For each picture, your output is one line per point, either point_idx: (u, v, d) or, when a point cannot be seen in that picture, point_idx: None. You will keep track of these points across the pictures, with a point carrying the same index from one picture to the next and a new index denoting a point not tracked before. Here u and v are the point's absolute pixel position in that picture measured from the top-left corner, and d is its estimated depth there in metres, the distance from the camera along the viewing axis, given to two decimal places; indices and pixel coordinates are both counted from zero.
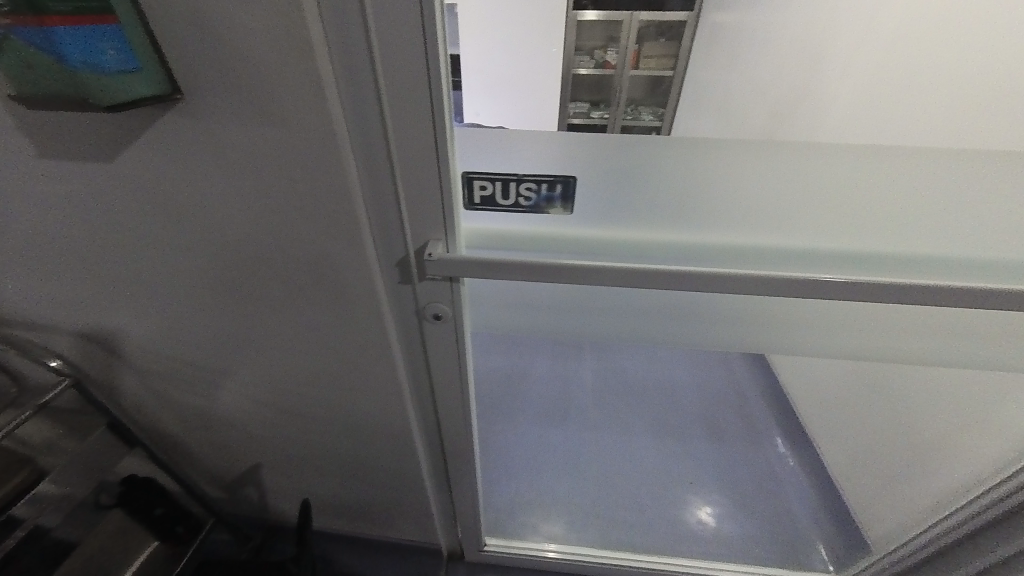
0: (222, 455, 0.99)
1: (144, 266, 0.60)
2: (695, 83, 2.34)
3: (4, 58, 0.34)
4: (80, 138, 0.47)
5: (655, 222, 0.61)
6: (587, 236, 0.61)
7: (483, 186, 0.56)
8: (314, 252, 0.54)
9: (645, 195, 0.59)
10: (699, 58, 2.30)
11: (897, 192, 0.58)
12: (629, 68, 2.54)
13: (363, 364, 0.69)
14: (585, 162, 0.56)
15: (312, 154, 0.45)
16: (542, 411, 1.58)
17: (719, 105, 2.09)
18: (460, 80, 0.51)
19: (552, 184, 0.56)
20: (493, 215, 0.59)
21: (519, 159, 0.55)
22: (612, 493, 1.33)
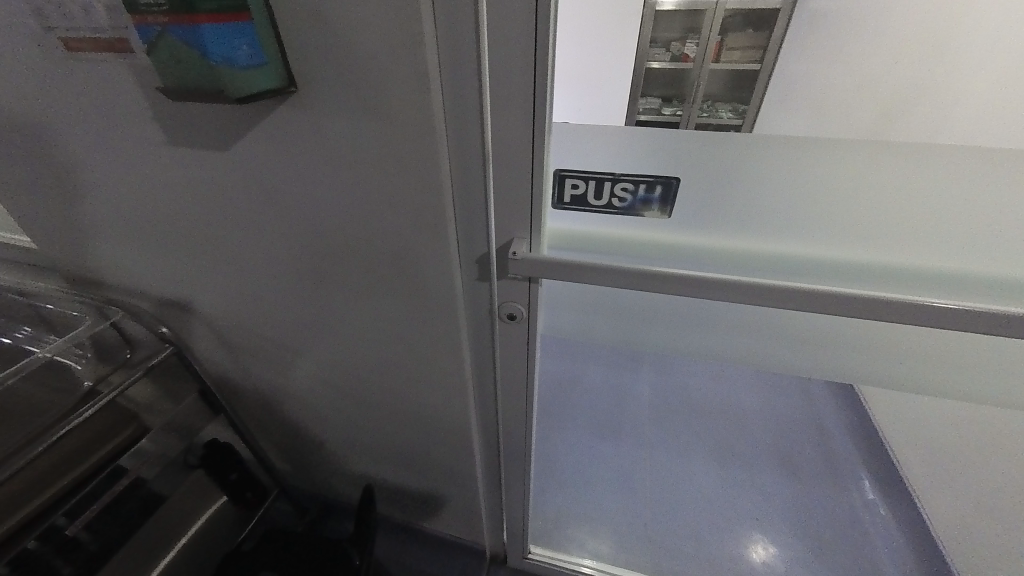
0: (293, 431, 1.05)
1: (243, 248, 0.65)
2: (787, 79, 2.16)
3: (157, 55, 0.37)
4: (205, 127, 0.51)
5: (740, 230, 0.56)
6: (674, 243, 0.58)
7: (574, 185, 0.55)
8: (396, 245, 0.55)
9: (734, 201, 0.55)
10: (794, 53, 2.13)
11: (926, 200, 0.51)
12: (709, 60, 2.39)
13: (432, 358, 0.69)
14: (688, 164, 0.52)
15: (408, 149, 0.45)
16: (595, 422, 1.53)
17: (816, 107, 1.92)
18: (564, 75, 0.49)
19: (651, 185, 0.53)
20: (582, 216, 0.57)
21: (617, 158, 0.53)
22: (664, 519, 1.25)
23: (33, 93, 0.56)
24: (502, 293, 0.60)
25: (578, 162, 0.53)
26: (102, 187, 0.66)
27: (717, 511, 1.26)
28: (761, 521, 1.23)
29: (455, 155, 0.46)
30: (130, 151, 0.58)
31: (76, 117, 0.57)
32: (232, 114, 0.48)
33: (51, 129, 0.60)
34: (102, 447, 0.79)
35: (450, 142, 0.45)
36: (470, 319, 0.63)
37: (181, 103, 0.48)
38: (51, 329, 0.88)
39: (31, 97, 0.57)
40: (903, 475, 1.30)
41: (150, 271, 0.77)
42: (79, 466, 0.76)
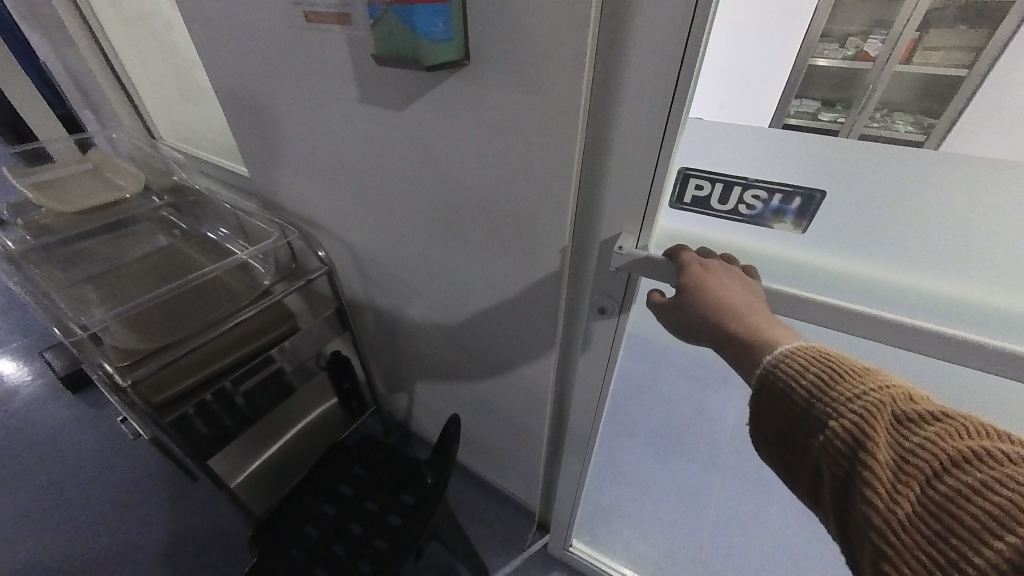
0: (396, 362, 1.22)
1: (393, 194, 0.77)
2: (1006, 93, 1.76)
3: (379, 27, 0.47)
4: (389, 92, 0.62)
5: (872, 256, 0.52)
6: (800, 261, 0.55)
7: (699, 186, 0.55)
8: (520, 208, 0.61)
9: (836, 210, 0.51)
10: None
11: (919, 213, 0.48)
12: (897, 62, 2.06)
13: (528, 319, 0.76)
14: (844, 175, 0.49)
15: (552, 123, 0.50)
16: (668, 430, 1.48)
17: None
18: (712, 70, 0.50)
19: (788, 196, 0.51)
20: (703, 218, 0.57)
21: (754, 162, 0.51)
22: (720, 547, 1.21)
23: (272, 54, 0.73)
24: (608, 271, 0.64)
25: (708, 163, 0.54)
26: (301, 131, 0.82)
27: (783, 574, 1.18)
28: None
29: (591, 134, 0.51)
30: (328, 105, 0.73)
31: (296, 72, 0.72)
32: (413, 79, 0.58)
33: (278, 84, 0.77)
34: (265, 337, 1.00)
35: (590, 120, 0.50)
36: (568, 290, 0.68)
37: (377, 67, 0.60)
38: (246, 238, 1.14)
39: (271, 57, 0.74)
40: None
41: (320, 204, 0.95)
42: (248, 347, 0.98)
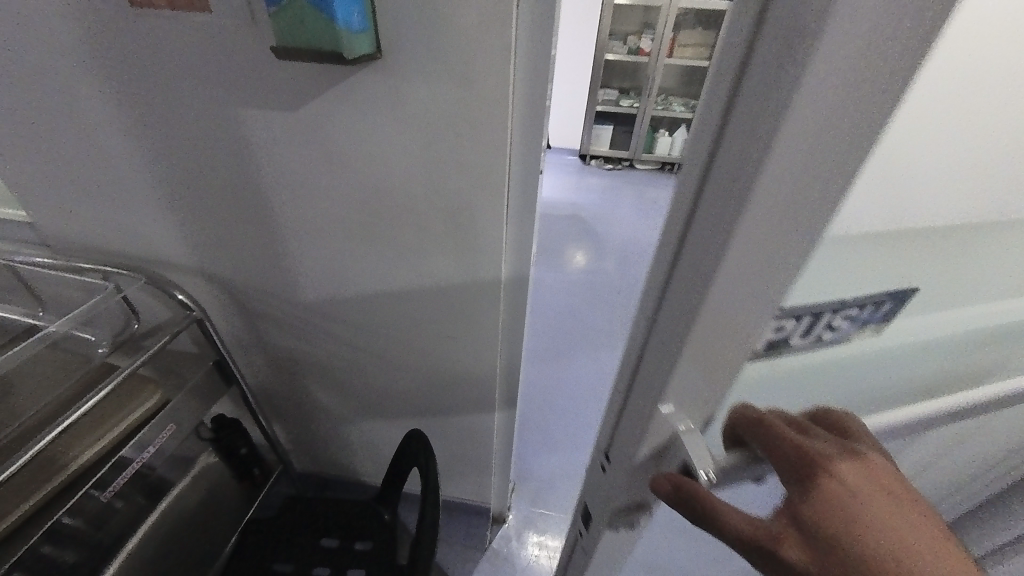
0: (304, 407, 1.07)
1: (292, 209, 0.69)
2: None
3: (286, 18, 0.44)
4: (287, 82, 0.56)
5: (951, 334, 0.40)
6: (874, 361, 0.40)
7: (781, 325, 0.32)
8: (455, 193, 0.62)
9: (927, 300, 0.36)
10: None
11: (1003, 276, 0.36)
12: (664, 54, 3.36)
13: (469, 314, 0.77)
14: (950, 267, 0.34)
15: (487, 105, 0.54)
16: (580, 396, 1.76)
17: None
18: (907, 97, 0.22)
19: (885, 303, 0.35)
20: (775, 362, 0.36)
21: (849, 280, 0.32)
22: None
23: (85, 47, 0.57)
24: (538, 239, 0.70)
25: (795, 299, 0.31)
26: (139, 147, 0.66)
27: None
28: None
29: (522, 114, 0.55)
30: (188, 104, 0.60)
31: (133, 74, 0.59)
32: (317, 76, 0.55)
33: (98, 79, 0.60)
34: (55, 477, 0.69)
35: (522, 102, 0.54)
36: (509, 271, 0.70)
37: (271, 64, 0.55)
38: (44, 285, 0.83)
39: (86, 54, 0.58)
40: None
41: (176, 235, 0.76)
42: (34, 497, 0.67)
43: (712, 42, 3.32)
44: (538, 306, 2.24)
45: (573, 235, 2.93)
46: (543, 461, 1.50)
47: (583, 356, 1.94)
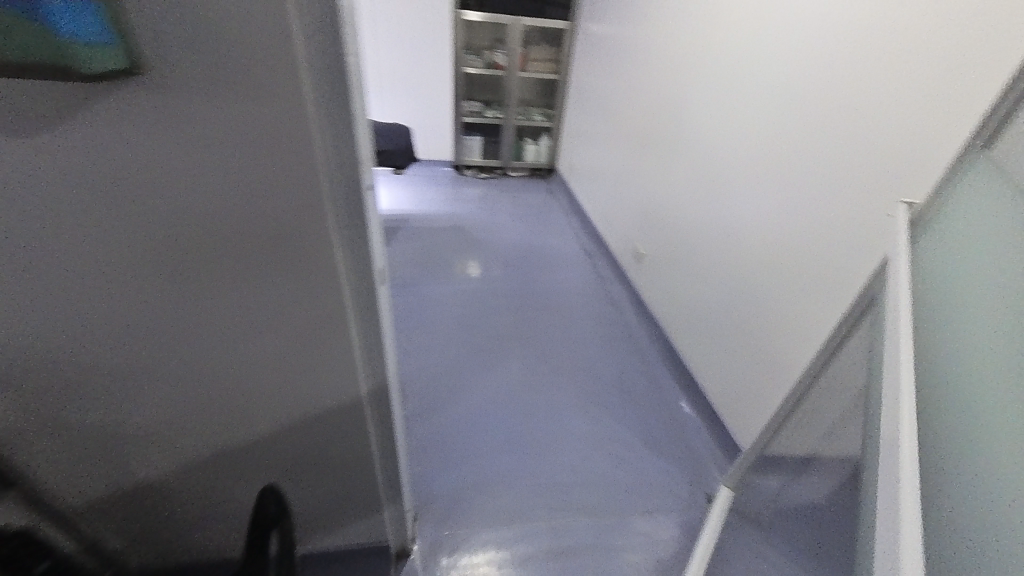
0: (130, 497, 0.87)
1: (56, 257, 0.56)
2: (596, 95, 2.96)
3: None
4: (2, 97, 0.45)
5: None
6: None
7: None
8: (269, 213, 0.57)
9: None
10: (597, 71, 2.95)
11: None
12: (517, 69, 3.55)
13: (317, 345, 0.71)
14: None
15: (283, 113, 0.50)
16: (477, 402, 1.77)
17: (617, 118, 2.60)
18: None
19: None
20: None
21: None
22: (532, 469, 1.52)
23: None
24: (379, 250, 0.68)
25: None
26: None
27: (593, 475, 1.52)
28: (622, 462, 1.57)
29: (326, 121, 0.53)
30: None
31: None
32: (63, 97, 0.46)
33: None
34: None
35: (321, 109, 0.52)
36: (353, 289, 0.67)
37: None
38: None
39: None
40: (694, 381, 1.80)
41: None
42: None
43: (558, 57, 3.61)
44: (426, 324, 2.19)
45: (456, 247, 2.93)
46: (446, 480, 1.46)
47: (476, 366, 1.95)
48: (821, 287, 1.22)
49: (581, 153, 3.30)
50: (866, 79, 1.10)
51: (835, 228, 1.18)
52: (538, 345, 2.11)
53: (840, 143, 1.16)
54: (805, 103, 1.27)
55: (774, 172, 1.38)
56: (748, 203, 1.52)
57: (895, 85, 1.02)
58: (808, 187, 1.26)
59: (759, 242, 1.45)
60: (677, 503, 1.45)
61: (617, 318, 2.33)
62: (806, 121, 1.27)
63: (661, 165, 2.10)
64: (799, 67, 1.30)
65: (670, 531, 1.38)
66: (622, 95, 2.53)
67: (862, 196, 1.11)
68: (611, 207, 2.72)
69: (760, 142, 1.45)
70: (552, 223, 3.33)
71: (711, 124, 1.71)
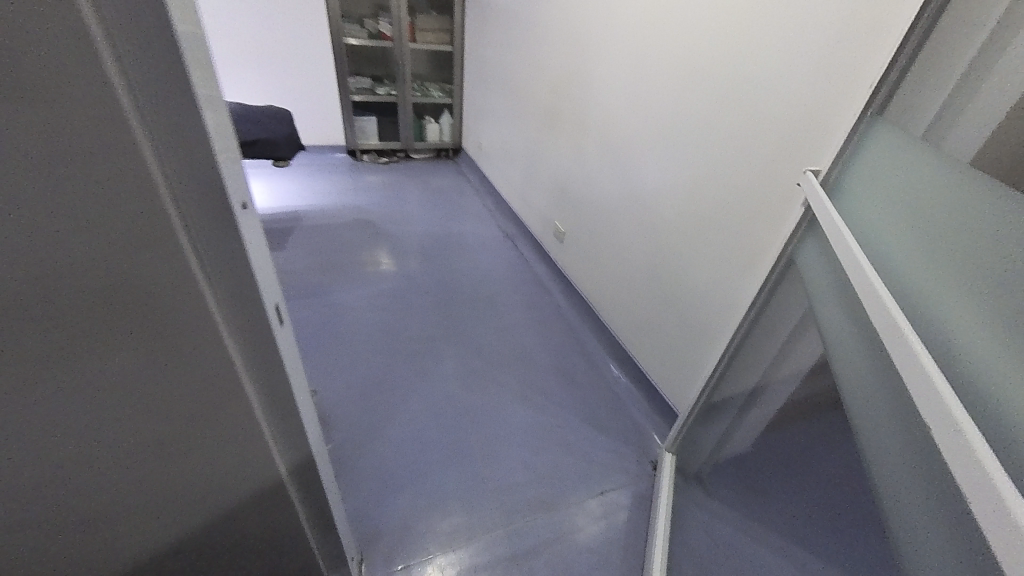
0: None
1: None
2: (496, 69, 2.81)
3: None
4: None
5: None
6: None
7: None
8: (85, 265, 0.38)
9: None
10: (493, 43, 2.80)
11: None
12: (407, 40, 3.24)
13: (204, 424, 0.53)
14: None
15: (76, 110, 0.32)
16: (413, 414, 1.63)
17: (522, 93, 2.51)
18: None
19: None
20: None
21: None
22: (484, 475, 1.45)
23: None
24: (273, 285, 0.52)
25: None
26: None
27: (545, 467, 1.50)
28: (570, 448, 1.57)
29: (157, 118, 0.36)
30: None
31: None
32: None
33: None
34: None
35: (146, 100, 0.35)
36: (244, 347, 0.51)
37: None
38: None
39: None
40: (626, 353, 1.86)
41: None
42: None
43: (449, 27, 3.36)
44: (342, 336, 1.96)
45: (364, 243, 2.66)
46: (393, 508, 1.33)
47: (408, 375, 1.80)
48: (737, 253, 1.27)
49: (488, 130, 3.17)
50: (759, 45, 1.12)
51: (744, 196, 1.22)
52: (470, 341, 2.01)
53: (742, 111, 1.18)
54: (703, 74, 1.30)
55: (683, 145, 1.41)
56: (661, 176, 1.53)
57: (785, 51, 1.05)
58: (717, 156, 1.29)
59: (674, 214, 1.49)
60: (627, 475, 1.50)
61: (545, 299, 2.32)
62: (705, 93, 1.29)
63: (572, 142, 2.07)
64: (693, 38, 1.32)
65: (624, 506, 1.42)
66: (524, 68, 2.43)
67: (765, 163, 1.14)
68: (525, 186, 2.66)
69: (666, 115, 1.46)
70: (466, 207, 3.18)
71: (617, 96, 1.69)
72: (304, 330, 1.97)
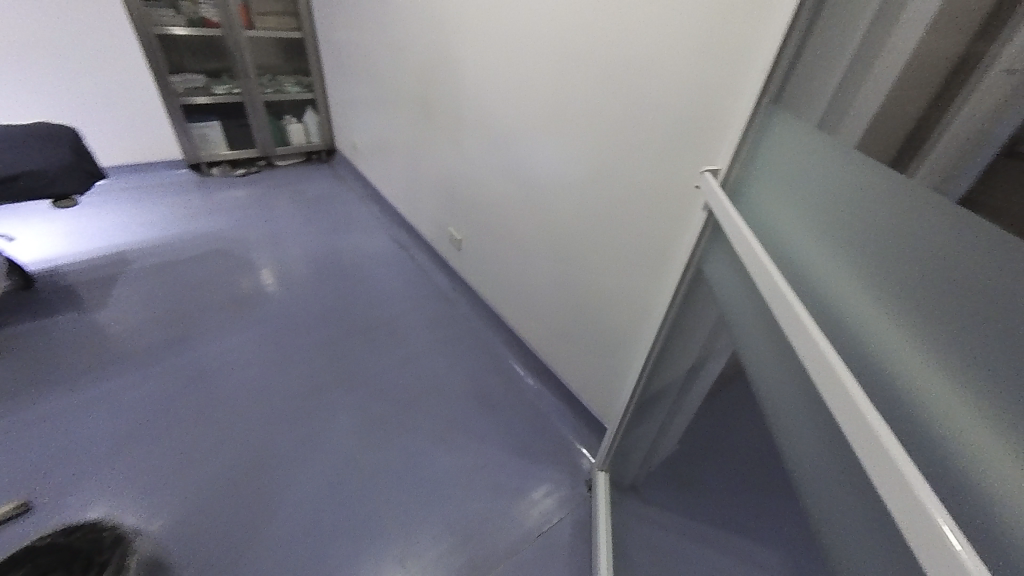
0: None
1: None
2: (356, 58, 2.44)
3: None
4: None
5: None
6: None
7: None
8: None
9: None
10: (347, 28, 2.41)
11: None
12: (240, 27, 2.69)
13: None
14: None
15: None
16: (306, 496, 1.35)
17: (389, 86, 2.19)
18: None
19: None
20: None
21: None
22: (401, 552, 1.24)
23: None
24: None
25: None
26: None
27: (471, 519, 1.32)
28: (497, 488, 1.40)
29: None
30: None
31: None
32: None
33: None
34: None
35: None
36: None
37: None
38: None
39: None
40: (544, 364, 1.72)
41: None
42: None
43: (294, 9, 2.85)
44: (203, 412, 1.56)
45: (222, 279, 2.17)
46: None
47: (293, 445, 1.48)
48: (642, 249, 1.16)
49: (360, 127, 2.78)
50: (634, 19, 0.98)
51: (643, 192, 1.10)
52: (369, 381, 1.72)
53: (628, 97, 1.05)
54: (576, 54, 1.14)
55: (568, 135, 1.26)
56: (553, 173, 1.36)
57: (665, 27, 0.92)
58: (609, 148, 1.15)
59: (571, 212, 1.35)
60: (562, 502, 1.38)
61: (452, 313, 2.09)
62: (582, 75, 1.15)
63: (451, 138, 1.84)
64: (559, 13, 1.15)
65: (562, 542, 1.29)
66: (385, 56, 2.10)
67: (660, 155, 1.03)
68: (412, 188, 2.36)
69: (545, 102, 1.29)
70: (349, 216, 2.79)
71: (490, 85, 1.48)
72: (144, 416, 1.53)
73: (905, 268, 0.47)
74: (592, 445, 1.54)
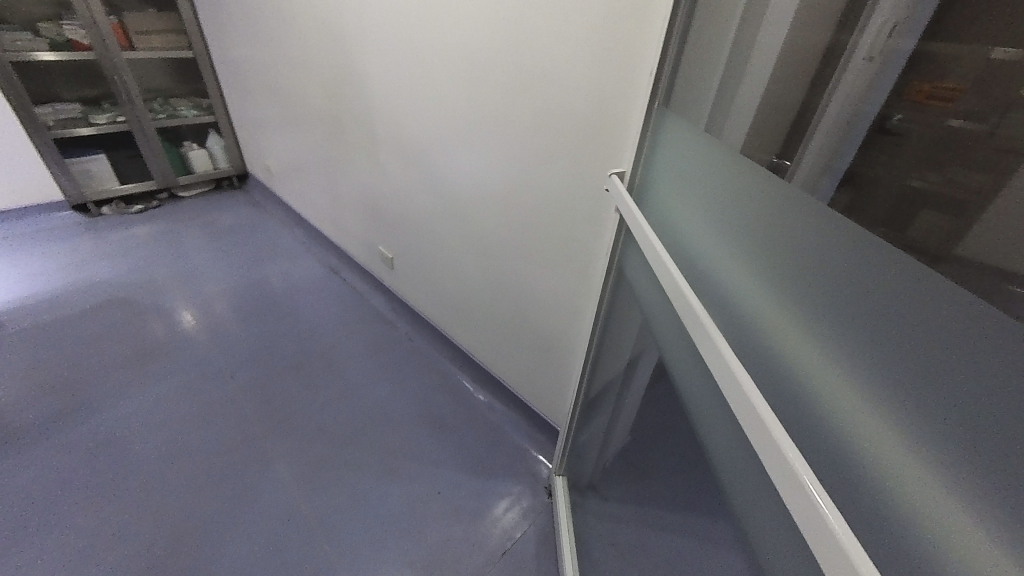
0: None
1: None
2: (257, 76, 2.27)
3: None
4: None
5: None
6: None
7: None
8: None
9: None
10: (243, 43, 2.23)
11: None
12: (118, 49, 2.42)
13: None
14: None
15: None
16: (245, 560, 1.21)
17: (295, 104, 2.06)
18: None
19: None
20: None
21: None
22: None
23: None
24: None
25: None
26: None
27: (432, 550, 1.26)
28: (456, 512, 1.35)
29: None
30: None
31: None
32: None
33: None
34: None
35: None
36: None
37: None
38: None
39: None
40: (491, 376, 1.69)
41: None
42: None
43: (181, 28, 2.61)
44: (110, 486, 1.36)
45: (123, 330, 1.92)
46: None
47: (226, 506, 1.33)
48: (568, 253, 1.17)
49: (272, 148, 2.60)
50: (529, 29, 0.98)
51: (560, 198, 1.11)
52: (307, 422, 1.60)
53: (535, 106, 1.05)
54: (479, 65, 1.13)
55: (482, 145, 1.24)
56: (473, 184, 1.34)
57: (559, 36, 0.93)
58: (523, 156, 1.14)
59: (495, 221, 1.34)
60: (523, 514, 1.36)
61: (391, 335, 2.01)
62: (487, 85, 1.13)
63: (368, 154, 1.75)
64: (457, 24, 1.13)
65: (527, 555, 1.27)
66: (288, 73, 1.97)
67: (571, 161, 1.04)
68: (334, 209, 2.24)
69: (455, 114, 1.27)
70: (270, 245, 2.60)
71: (400, 99, 1.43)
72: (32, 504, 1.30)
73: (783, 261, 0.50)
74: (547, 450, 1.54)
